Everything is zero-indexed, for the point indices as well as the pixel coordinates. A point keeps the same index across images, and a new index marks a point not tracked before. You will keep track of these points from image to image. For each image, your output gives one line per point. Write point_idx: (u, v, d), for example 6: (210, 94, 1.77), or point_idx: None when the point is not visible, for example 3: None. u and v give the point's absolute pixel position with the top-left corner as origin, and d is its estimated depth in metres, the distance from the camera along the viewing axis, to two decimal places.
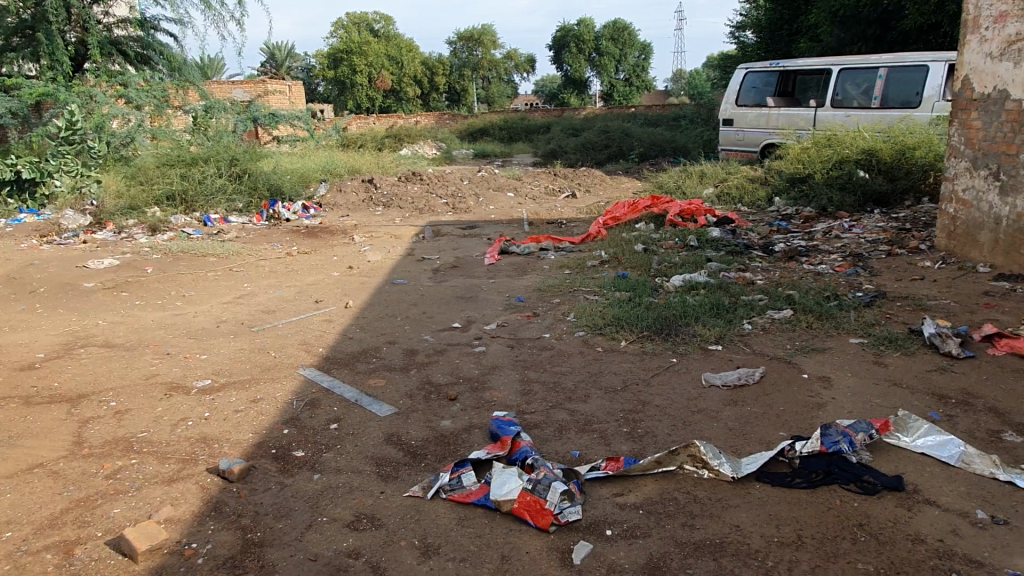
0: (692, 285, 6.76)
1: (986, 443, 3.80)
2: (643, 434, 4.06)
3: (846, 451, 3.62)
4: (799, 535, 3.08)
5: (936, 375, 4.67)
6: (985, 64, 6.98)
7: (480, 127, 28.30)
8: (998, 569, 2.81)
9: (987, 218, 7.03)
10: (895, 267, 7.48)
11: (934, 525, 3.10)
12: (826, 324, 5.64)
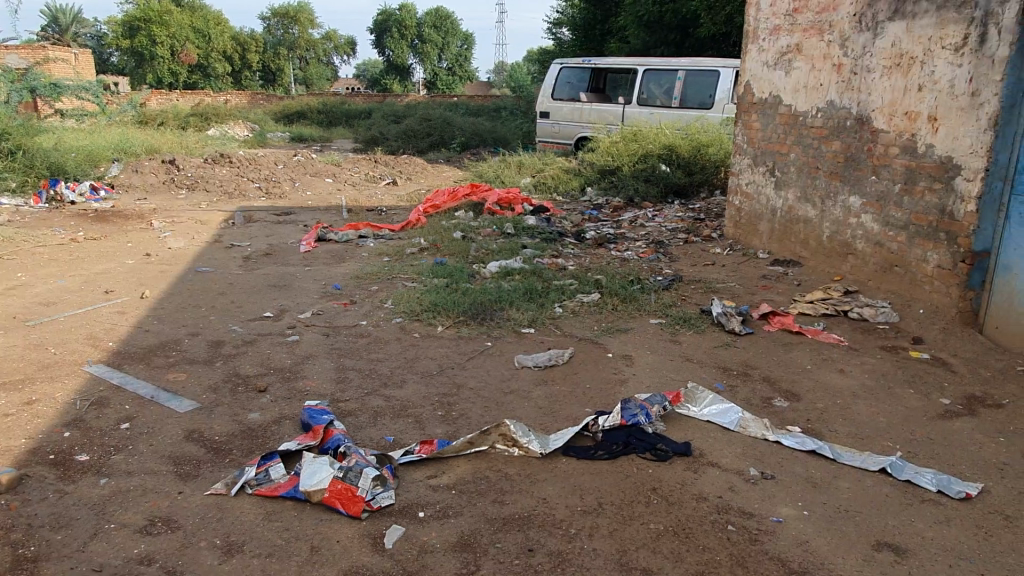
0: (508, 272, 6.95)
1: (759, 408, 4.28)
2: (457, 417, 4.13)
3: (643, 423, 3.90)
4: (600, 502, 3.29)
5: (721, 350, 5.17)
6: (763, 72, 7.81)
7: (297, 110, 27.14)
8: (766, 517, 3.18)
9: (765, 209, 7.87)
10: (690, 253, 8.17)
11: (715, 484, 3.44)
12: (629, 306, 6.05)
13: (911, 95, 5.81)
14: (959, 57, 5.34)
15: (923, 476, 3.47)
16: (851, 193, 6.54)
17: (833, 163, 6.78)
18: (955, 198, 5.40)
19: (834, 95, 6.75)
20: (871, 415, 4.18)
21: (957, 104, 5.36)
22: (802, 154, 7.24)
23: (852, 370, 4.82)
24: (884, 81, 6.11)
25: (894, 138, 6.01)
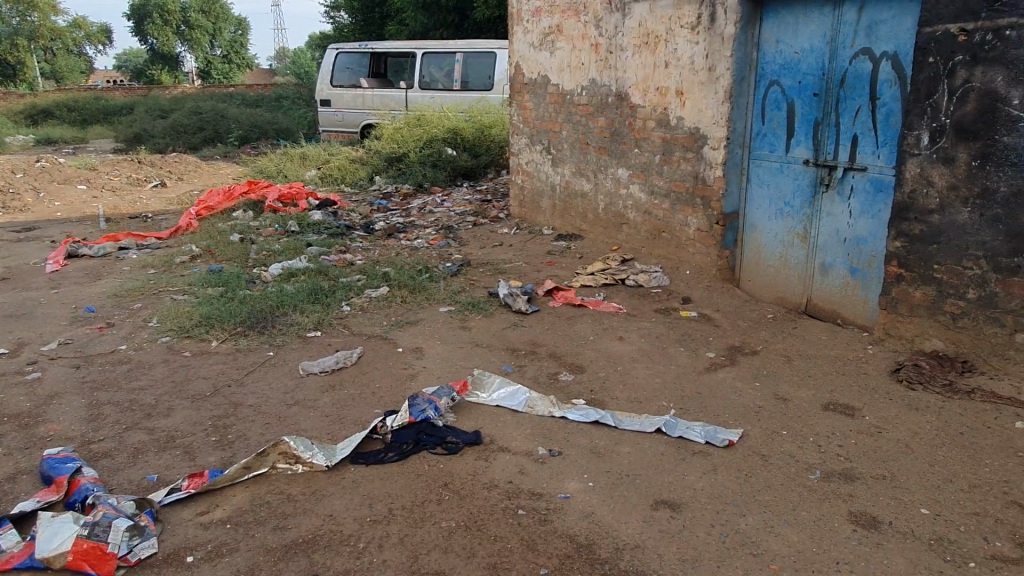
0: (291, 273, 6.54)
1: (546, 385, 4.36)
2: (234, 440, 3.79)
3: (432, 417, 3.80)
4: (390, 509, 3.15)
5: (509, 331, 5.22)
6: (529, 53, 7.98)
7: (41, 109, 23.89)
8: (554, 495, 3.23)
9: (545, 186, 8.09)
10: (480, 235, 8.22)
11: (506, 469, 3.45)
12: (418, 296, 5.94)
13: (660, 72, 6.20)
14: (695, 35, 5.76)
15: (692, 430, 3.71)
16: (619, 166, 6.88)
17: (600, 139, 7.09)
18: (705, 165, 5.85)
19: (595, 74, 7.03)
20: (648, 377, 4.42)
21: (698, 78, 5.79)
22: (572, 131, 7.50)
23: (630, 336, 5.08)
24: (636, 59, 6.46)
25: (649, 113, 6.39)
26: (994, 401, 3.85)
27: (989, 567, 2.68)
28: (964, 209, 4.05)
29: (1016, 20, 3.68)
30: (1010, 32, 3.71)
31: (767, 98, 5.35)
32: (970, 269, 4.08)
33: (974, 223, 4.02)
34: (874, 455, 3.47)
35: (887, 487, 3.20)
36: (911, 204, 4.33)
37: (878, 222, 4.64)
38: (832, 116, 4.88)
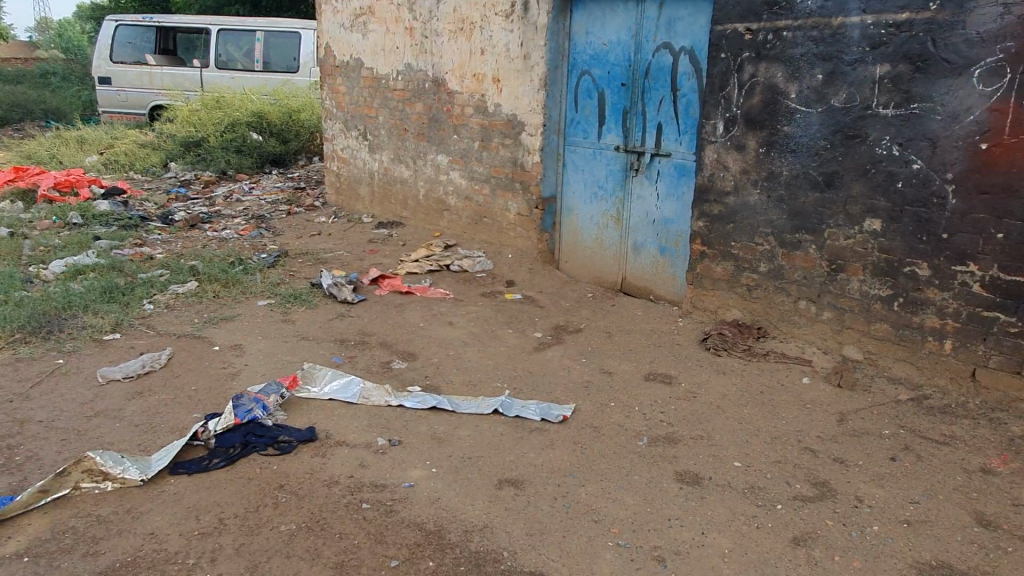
0: (78, 270, 5.83)
1: (380, 374, 4.26)
2: (24, 461, 3.31)
3: (260, 417, 3.58)
4: (220, 519, 2.92)
5: (335, 323, 5.04)
6: (340, 34, 7.70)
7: None
8: (398, 485, 3.17)
9: (363, 173, 7.88)
10: (295, 224, 7.84)
11: (345, 464, 3.32)
12: (232, 290, 5.55)
13: (475, 58, 6.25)
14: (509, 23, 5.87)
15: (528, 408, 3.81)
16: (438, 152, 6.85)
17: (418, 124, 7.02)
18: (523, 151, 6.00)
19: (409, 58, 6.93)
20: (480, 360, 4.47)
21: (513, 65, 5.91)
22: (389, 117, 7.35)
23: (459, 321, 5.10)
24: (451, 45, 6.46)
25: (467, 99, 6.43)
26: (785, 362, 4.34)
27: (793, 506, 3.02)
28: (754, 191, 4.50)
29: (791, 22, 4.12)
30: (787, 33, 4.15)
31: (578, 87, 5.58)
32: (761, 245, 4.55)
33: (763, 203, 4.48)
34: (692, 417, 3.77)
35: (705, 446, 3.50)
36: (710, 187, 4.74)
37: (682, 205, 5.02)
38: (638, 105, 5.19)
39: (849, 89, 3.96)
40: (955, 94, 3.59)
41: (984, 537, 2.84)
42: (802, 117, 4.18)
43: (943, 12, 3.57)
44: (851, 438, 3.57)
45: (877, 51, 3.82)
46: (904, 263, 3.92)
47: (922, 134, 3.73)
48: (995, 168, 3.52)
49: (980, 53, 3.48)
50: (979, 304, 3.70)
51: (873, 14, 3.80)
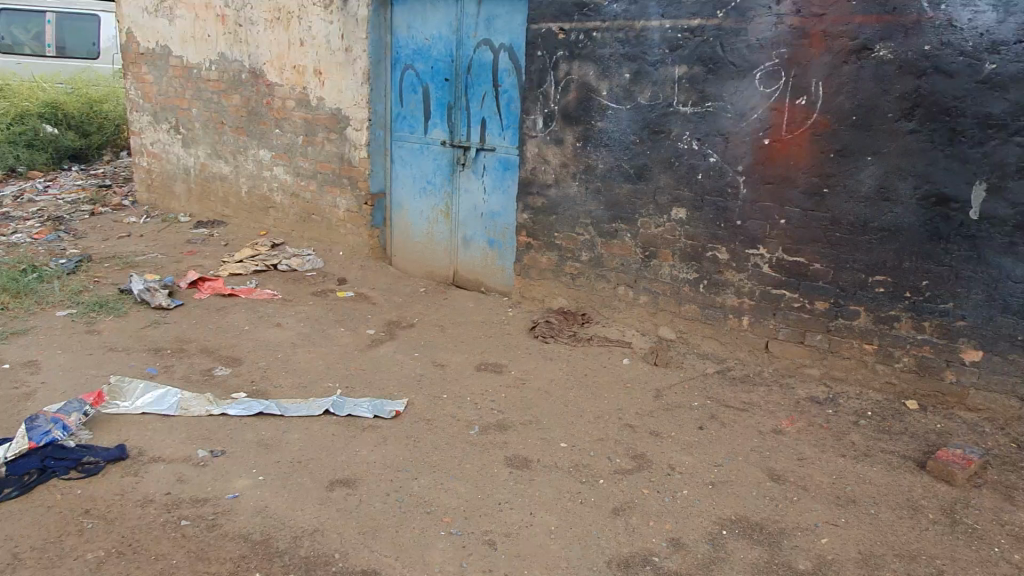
0: None
1: (200, 382, 4.03)
2: None
3: (60, 438, 3.26)
4: (13, 555, 2.64)
5: (149, 331, 4.69)
6: (143, 19, 7.14)
7: None
8: (221, 497, 3.02)
9: (177, 169, 7.38)
10: (100, 226, 7.19)
11: (161, 480, 3.12)
12: (24, 301, 5.00)
13: (294, 50, 6.04)
14: (328, 14, 5.73)
15: (360, 407, 3.77)
16: (259, 147, 6.55)
17: (236, 117, 6.67)
18: (349, 146, 5.89)
19: (223, 47, 6.55)
20: (310, 361, 4.35)
21: (335, 58, 5.78)
22: (203, 109, 6.92)
23: (288, 322, 4.93)
24: (268, 35, 6.20)
25: (287, 92, 6.19)
26: (607, 344, 4.60)
27: (614, 479, 3.23)
28: (574, 184, 4.72)
29: (600, 24, 4.36)
30: (596, 34, 4.39)
31: (402, 81, 5.56)
32: (582, 235, 4.78)
33: (582, 195, 4.71)
34: (522, 404, 3.90)
35: (534, 430, 3.63)
36: (533, 180, 4.91)
37: (508, 198, 5.14)
38: (462, 100, 5.25)
39: (652, 88, 4.25)
40: (741, 95, 3.96)
41: (774, 490, 3.19)
42: (613, 113, 4.44)
43: (729, 19, 3.92)
44: (665, 412, 3.86)
45: (675, 53, 4.13)
46: (706, 248, 4.29)
47: (716, 130, 4.09)
48: (776, 161, 3.93)
49: (760, 57, 3.87)
50: (769, 283, 4.12)
51: (671, 19, 4.10)
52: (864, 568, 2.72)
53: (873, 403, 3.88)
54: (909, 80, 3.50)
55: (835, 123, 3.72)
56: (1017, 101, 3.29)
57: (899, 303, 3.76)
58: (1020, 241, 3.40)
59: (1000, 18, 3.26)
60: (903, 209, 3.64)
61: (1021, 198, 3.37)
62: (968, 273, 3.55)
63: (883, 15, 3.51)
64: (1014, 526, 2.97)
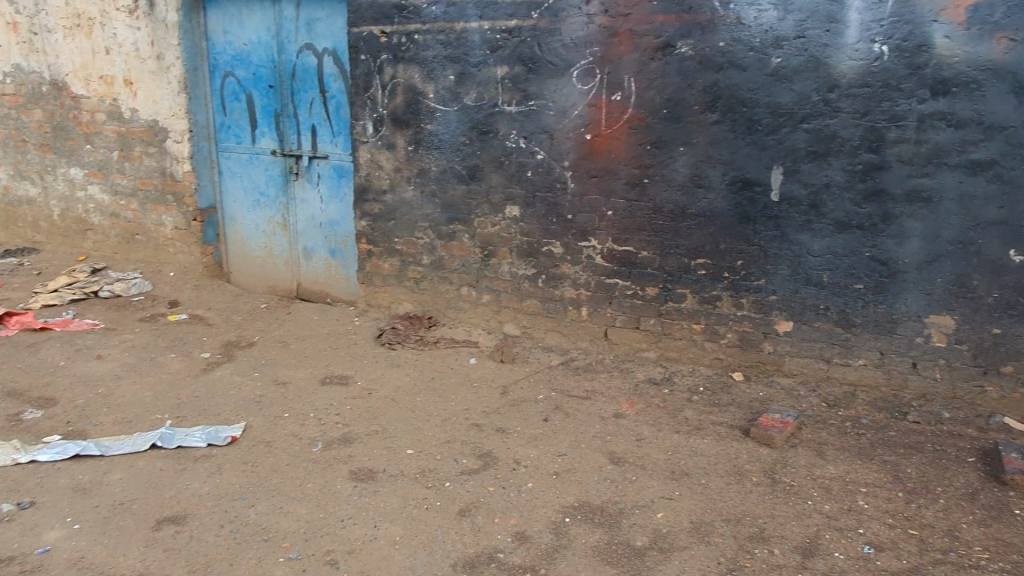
0: None
1: (5, 429, 3.64)
2: None
3: None
4: None
5: None
6: None
7: None
8: (28, 553, 2.74)
9: None
10: None
11: None
12: None
13: (100, 59, 5.61)
14: (135, 20, 5.35)
15: (192, 436, 3.55)
16: (69, 165, 6.02)
17: (39, 134, 6.09)
18: (170, 159, 5.52)
19: (17, 58, 5.96)
20: (137, 392, 4.05)
21: (147, 66, 5.42)
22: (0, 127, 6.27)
23: (110, 352, 4.56)
24: (69, 43, 5.71)
25: (96, 104, 5.71)
26: (454, 346, 4.60)
27: (460, 481, 3.23)
28: (409, 187, 4.69)
29: (420, 26, 4.34)
30: (418, 36, 4.37)
31: (223, 89, 5.28)
32: (422, 238, 4.76)
33: (418, 198, 4.68)
34: (367, 414, 3.82)
35: (379, 440, 3.56)
36: (368, 186, 4.82)
37: (345, 205, 5.03)
38: (289, 107, 5.05)
39: (477, 89, 4.29)
40: (561, 93, 4.08)
41: (614, 473, 3.31)
42: (441, 115, 4.44)
43: (543, 20, 4.03)
44: (512, 408, 3.91)
45: (495, 54, 4.19)
46: (542, 243, 4.39)
47: (541, 128, 4.18)
48: (599, 155, 4.09)
49: (575, 56, 4.00)
50: (602, 273, 4.27)
51: (488, 20, 4.16)
52: (695, 537, 2.87)
53: (704, 378, 4.11)
54: (709, 75, 3.75)
55: (649, 117, 3.92)
56: (801, 91, 3.60)
57: (719, 282, 4.01)
58: (815, 218, 3.73)
59: (780, 16, 3.56)
60: (714, 195, 3.89)
61: (812, 180, 3.69)
62: (774, 250, 3.85)
63: (681, 14, 3.74)
64: (825, 478, 3.24)
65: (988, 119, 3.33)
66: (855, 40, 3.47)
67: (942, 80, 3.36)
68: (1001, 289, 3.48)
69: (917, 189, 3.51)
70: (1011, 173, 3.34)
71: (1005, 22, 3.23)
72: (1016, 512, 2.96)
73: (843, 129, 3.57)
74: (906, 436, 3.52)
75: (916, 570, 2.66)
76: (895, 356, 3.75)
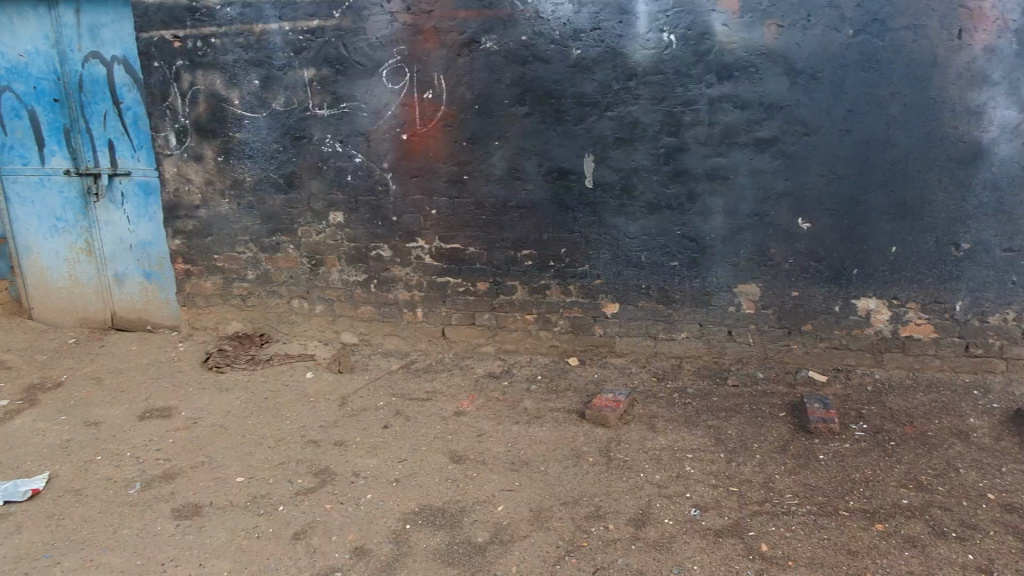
0: None
1: None
2: None
3: None
4: None
5: None
6: None
7: None
8: None
9: None
10: None
11: None
12: None
13: None
14: None
15: None
16: None
17: None
18: None
19: None
20: None
21: None
22: None
23: None
24: None
25: None
26: (288, 361, 4.39)
27: (294, 503, 3.08)
28: (224, 200, 4.44)
29: (216, 29, 4.15)
30: (215, 40, 4.17)
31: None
32: (244, 253, 4.52)
33: (235, 211, 4.45)
34: (192, 446, 3.56)
35: (206, 472, 3.33)
36: (178, 202, 4.52)
37: (156, 225, 4.64)
38: (81, 122, 4.55)
39: (285, 93, 4.17)
40: (372, 93, 4.04)
41: (455, 472, 3.29)
42: (250, 122, 4.27)
43: (346, 19, 3.97)
44: (350, 419, 3.78)
45: (300, 56, 4.09)
46: (370, 247, 4.30)
47: (355, 131, 4.12)
48: (417, 154, 4.07)
49: (382, 55, 3.97)
50: (433, 272, 4.25)
51: (288, 21, 4.05)
52: (535, 524, 2.90)
53: (542, 366, 4.18)
54: (515, 69, 3.83)
55: (461, 113, 3.95)
56: (601, 81, 3.75)
57: (546, 271, 4.10)
58: (627, 202, 3.89)
59: (575, 9, 3.68)
60: (532, 186, 3.97)
61: (621, 165, 3.84)
62: (594, 236, 3.98)
63: (482, 10, 3.79)
64: (655, 450, 3.39)
65: (767, 99, 3.60)
66: (645, 30, 3.65)
67: (725, 65, 3.61)
68: (795, 254, 3.79)
69: (715, 168, 3.75)
70: (792, 148, 3.64)
71: (771, 10, 3.51)
72: (820, 458, 3.23)
73: (643, 116, 3.75)
74: (726, 400, 3.74)
75: (737, 524, 2.83)
76: (712, 326, 3.98)
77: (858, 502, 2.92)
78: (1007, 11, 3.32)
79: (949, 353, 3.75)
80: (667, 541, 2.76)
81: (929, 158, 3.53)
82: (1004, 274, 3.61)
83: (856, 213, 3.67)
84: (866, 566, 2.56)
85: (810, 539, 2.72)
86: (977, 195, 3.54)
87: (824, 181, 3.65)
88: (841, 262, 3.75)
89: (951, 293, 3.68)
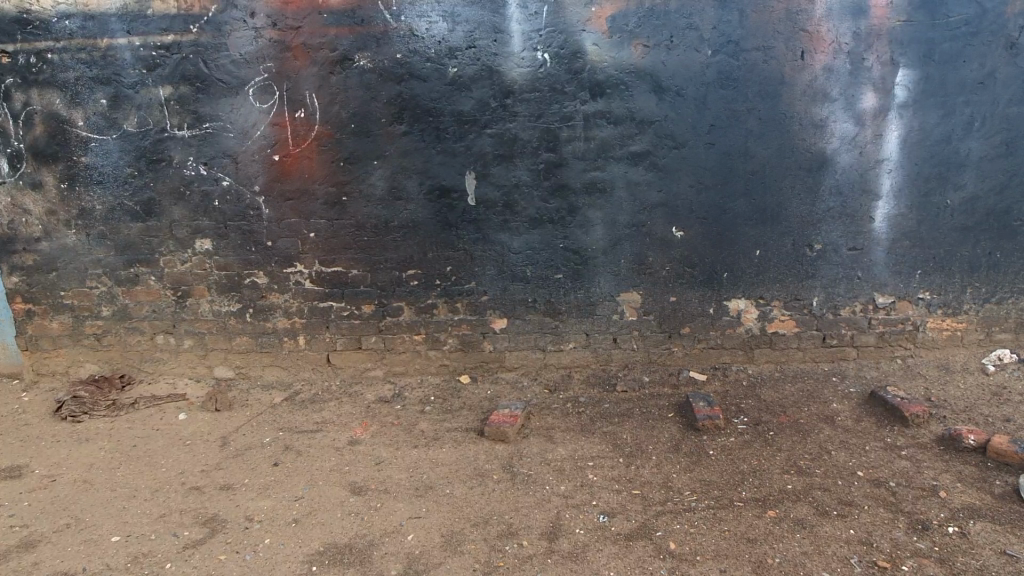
0: None
1: None
2: None
3: None
4: None
5: None
6: None
7: None
8: None
9: None
10: None
11: None
12: None
13: None
14: None
15: None
16: None
17: None
18: None
19: None
20: None
21: None
22: None
23: None
24: None
25: None
26: (156, 404, 4.04)
27: (183, 558, 2.81)
28: (70, 231, 4.04)
29: (52, 44, 3.78)
30: (51, 55, 3.80)
31: None
32: (96, 288, 4.13)
33: (84, 243, 4.05)
34: (53, 507, 3.18)
35: (72, 535, 2.98)
36: (13, 236, 4.06)
37: None
38: None
39: (138, 113, 3.86)
40: (238, 112, 3.83)
41: (357, 504, 3.16)
42: (97, 145, 3.91)
43: (205, 34, 3.74)
44: (234, 460, 3.53)
45: (154, 73, 3.80)
46: (242, 275, 4.06)
47: (220, 153, 3.89)
48: (290, 176, 3.90)
49: (248, 73, 3.78)
50: (314, 298, 4.08)
51: (138, 36, 3.75)
52: (448, 550, 2.83)
53: (434, 387, 4.12)
54: (391, 87, 3.76)
55: (337, 133, 3.83)
56: (480, 98, 3.77)
57: (432, 290, 4.05)
58: (510, 217, 3.93)
59: (450, 27, 3.68)
60: (414, 205, 3.92)
61: (502, 181, 3.88)
62: (479, 253, 3.99)
63: (354, 27, 3.70)
64: (557, 461, 3.43)
65: (638, 115, 3.78)
66: (520, 49, 3.71)
67: (597, 83, 3.74)
68: (670, 261, 3.99)
69: (593, 181, 3.87)
70: (663, 160, 3.83)
71: (638, 30, 3.69)
72: (710, 453, 3.41)
73: (522, 132, 3.81)
74: (617, 406, 3.87)
75: (644, 526, 2.92)
76: (598, 335, 4.10)
77: (750, 491, 3.10)
78: (841, 35, 3.68)
79: (810, 345, 4.10)
80: (580, 551, 2.79)
81: (784, 167, 3.84)
82: (850, 270, 3.99)
83: (723, 220, 3.92)
84: (765, 552, 2.70)
85: (712, 531, 2.85)
86: (825, 200, 3.89)
87: (692, 191, 3.88)
88: (712, 267, 3.99)
89: (808, 290, 4.02)
